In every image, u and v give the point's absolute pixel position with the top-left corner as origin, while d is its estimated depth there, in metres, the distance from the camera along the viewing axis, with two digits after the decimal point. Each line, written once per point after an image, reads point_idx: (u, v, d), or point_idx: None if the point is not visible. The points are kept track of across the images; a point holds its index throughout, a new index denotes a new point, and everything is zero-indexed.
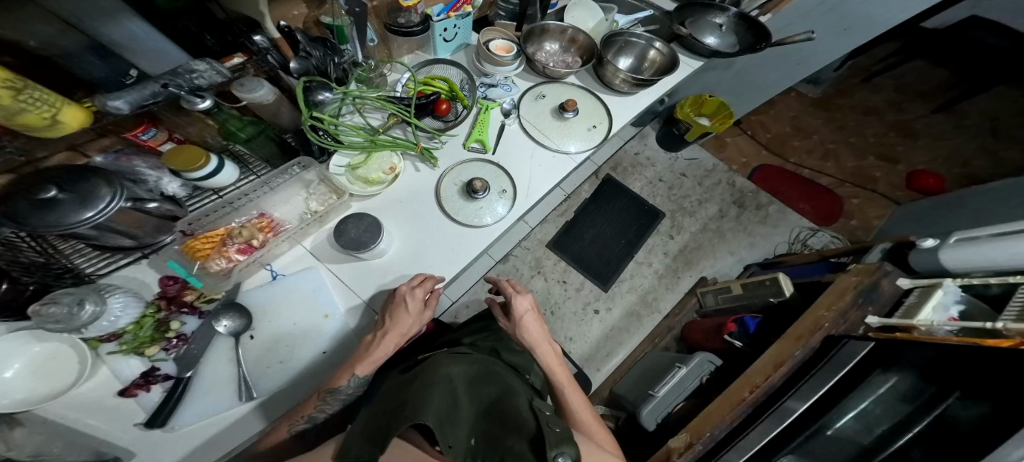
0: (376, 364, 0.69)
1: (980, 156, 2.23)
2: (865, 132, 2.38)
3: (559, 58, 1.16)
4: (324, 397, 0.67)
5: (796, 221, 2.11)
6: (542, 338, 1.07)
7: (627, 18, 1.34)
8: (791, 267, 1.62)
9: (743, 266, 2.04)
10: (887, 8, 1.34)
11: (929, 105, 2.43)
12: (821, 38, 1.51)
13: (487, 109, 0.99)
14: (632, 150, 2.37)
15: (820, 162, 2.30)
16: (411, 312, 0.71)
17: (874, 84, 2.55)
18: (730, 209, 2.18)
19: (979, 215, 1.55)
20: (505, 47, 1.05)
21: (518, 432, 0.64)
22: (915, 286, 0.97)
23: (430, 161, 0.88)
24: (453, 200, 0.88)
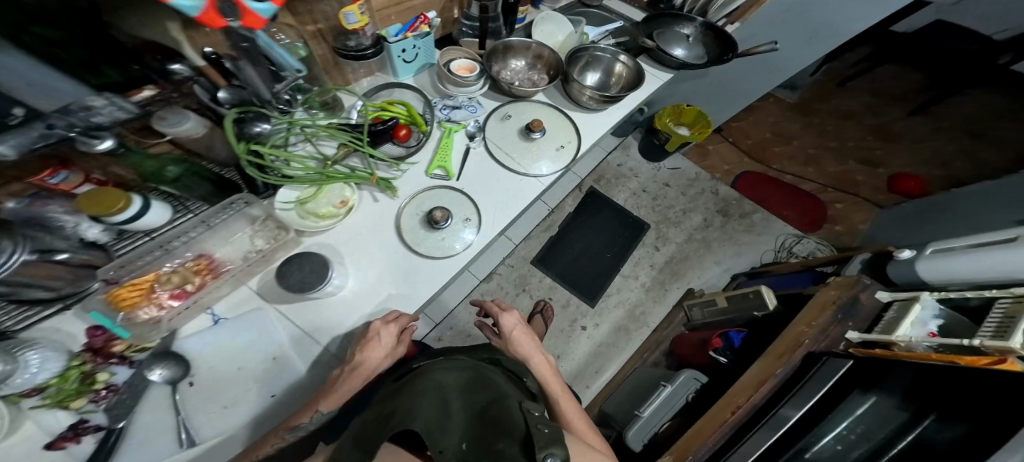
0: (344, 398, 0.66)
1: (959, 157, 2.24)
2: (844, 136, 2.39)
3: (527, 75, 1.13)
4: (283, 435, 0.62)
5: (780, 228, 2.10)
6: (533, 350, 1.04)
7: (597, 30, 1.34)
8: (776, 276, 1.60)
9: (730, 276, 2.01)
10: (849, 16, 1.32)
11: (905, 108, 2.46)
12: (786, 46, 1.50)
13: (450, 133, 0.95)
14: (615, 162, 2.35)
15: (802, 168, 2.31)
16: (383, 347, 0.68)
17: (851, 88, 2.57)
18: (715, 218, 2.16)
19: (960, 219, 1.55)
20: (466, 67, 1.02)
21: (508, 435, 0.54)
22: (895, 299, 0.96)
23: (389, 191, 0.84)
24: (415, 231, 0.84)
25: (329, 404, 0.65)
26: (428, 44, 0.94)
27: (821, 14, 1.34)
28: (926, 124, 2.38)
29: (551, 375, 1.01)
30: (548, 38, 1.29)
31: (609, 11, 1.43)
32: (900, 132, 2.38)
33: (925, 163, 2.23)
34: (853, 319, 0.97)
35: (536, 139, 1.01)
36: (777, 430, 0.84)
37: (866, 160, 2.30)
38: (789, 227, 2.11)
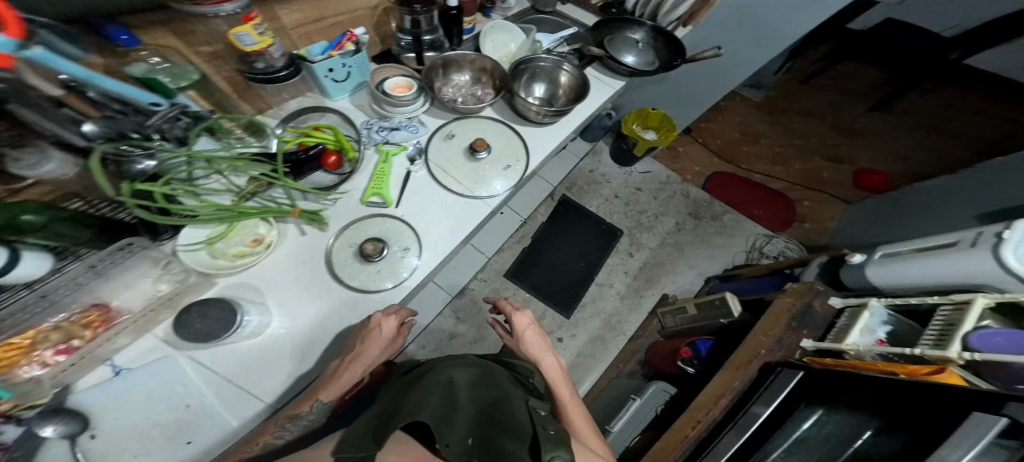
0: (342, 390, 0.66)
1: (919, 152, 2.36)
2: (808, 134, 2.48)
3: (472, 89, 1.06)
4: (284, 424, 0.63)
5: (751, 229, 2.11)
6: (548, 351, 0.99)
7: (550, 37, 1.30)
8: (745, 280, 1.60)
9: (704, 280, 2.00)
10: (792, 19, 1.33)
11: (866, 104, 2.58)
12: (735, 49, 1.51)
13: (387, 157, 0.89)
14: (586, 168, 2.33)
15: (770, 167, 2.36)
16: (382, 338, 0.69)
17: (812, 85, 2.68)
18: (687, 221, 2.15)
19: (919, 213, 1.62)
20: (403, 85, 0.94)
21: (512, 433, 0.51)
22: (847, 305, 0.97)
23: (319, 224, 0.80)
24: (347, 265, 0.79)
25: (330, 394, 0.66)
26: (361, 60, 0.90)
27: (770, 18, 1.35)
28: (883, 123, 2.49)
29: (558, 375, 0.95)
30: (502, 46, 1.23)
31: (564, 16, 1.38)
32: (862, 128, 2.48)
33: (889, 158, 2.34)
34: (808, 327, 0.99)
35: (483, 160, 0.96)
36: (746, 430, 0.81)
37: (832, 156, 2.40)
38: (759, 227, 2.12)
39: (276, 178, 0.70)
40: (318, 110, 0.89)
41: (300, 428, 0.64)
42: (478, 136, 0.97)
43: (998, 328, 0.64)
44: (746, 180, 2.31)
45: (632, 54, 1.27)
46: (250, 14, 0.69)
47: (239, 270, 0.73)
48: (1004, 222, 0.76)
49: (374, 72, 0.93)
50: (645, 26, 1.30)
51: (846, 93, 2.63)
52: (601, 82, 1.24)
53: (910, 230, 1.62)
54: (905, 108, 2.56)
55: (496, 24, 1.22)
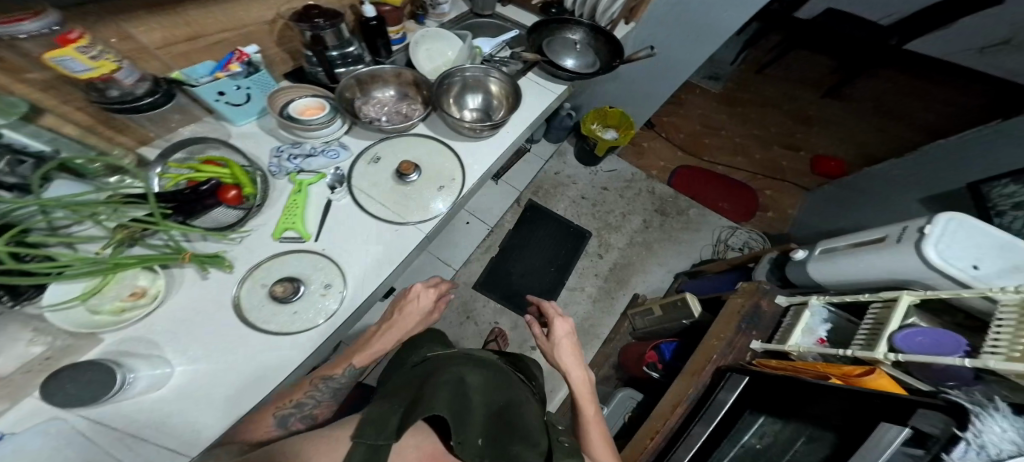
0: (372, 355, 0.82)
1: (868, 136, 2.59)
2: (766, 124, 2.59)
3: (395, 106, 0.99)
4: (316, 384, 0.76)
5: (716, 222, 2.12)
6: (576, 364, 1.08)
7: (490, 42, 1.23)
8: (710, 277, 1.61)
9: (674, 277, 1.98)
10: (723, 16, 1.34)
11: (815, 92, 2.78)
12: (672, 43, 1.51)
13: (302, 187, 0.84)
14: (552, 171, 2.25)
15: (731, 158, 2.41)
16: (419, 308, 0.89)
17: (765, 75, 2.80)
18: (654, 219, 2.13)
19: (873, 197, 1.73)
20: (313, 107, 0.88)
21: (524, 442, 0.65)
22: (790, 302, 1.02)
23: (222, 266, 0.75)
24: (258, 308, 0.75)
25: (362, 359, 0.82)
26: (259, 80, 0.88)
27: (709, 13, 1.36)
28: (827, 112, 2.69)
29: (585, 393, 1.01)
30: (438, 56, 1.15)
31: (504, 19, 1.33)
32: (817, 115, 2.68)
33: (843, 142, 2.55)
34: (758, 327, 1.02)
35: (411, 183, 0.91)
36: (712, 422, 0.88)
37: (788, 144, 2.52)
38: (724, 220, 2.14)
39: (155, 222, 0.64)
40: (202, 142, 0.80)
41: (330, 390, 0.76)
42: (407, 157, 0.92)
43: (919, 327, 0.69)
44: (710, 172, 2.33)
45: (572, 57, 1.24)
46: (67, 33, 0.58)
47: (141, 319, 0.69)
48: (925, 216, 0.81)
49: (279, 96, 0.87)
50: (582, 26, 1.28)
51: (798, 83, 2.81)
52: (541, 88, 1.20)
53: (872, 211, 1.68)
54: (850, 95, 2.80)
55: (428, 32, 1.13)
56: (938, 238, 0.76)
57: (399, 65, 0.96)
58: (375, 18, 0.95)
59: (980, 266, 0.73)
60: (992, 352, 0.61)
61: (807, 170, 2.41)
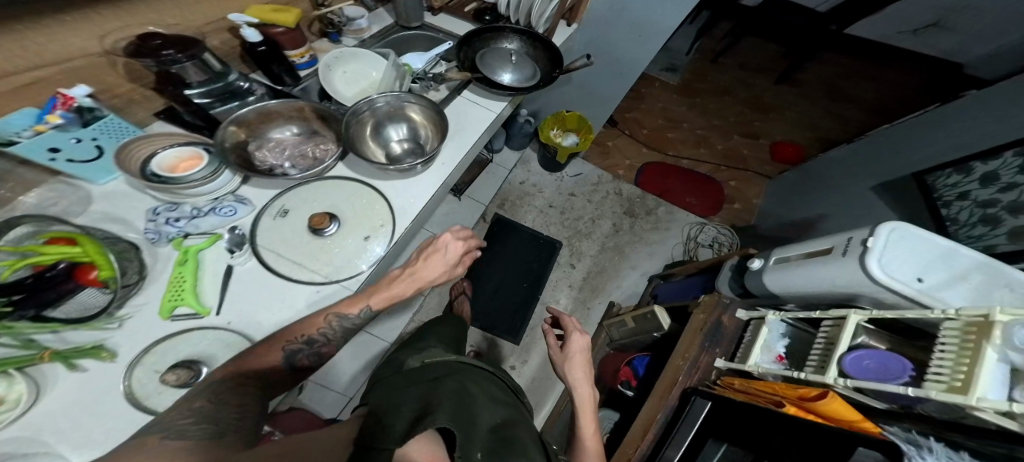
0: (390, 301, 0.76)
1: (823, 119, 2.64)
2: (727, 114, 2.58)
3: (301, 147, 0.85)
4: (331, 319, 0.70)
5: (685, 219, 2.10)
6: (584, 378, 1.08)
7: (422, 57, 1.11)
8: (681, 281, 1.62)
9: (648, 279, 1.93)
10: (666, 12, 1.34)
11: (769, 79, 2.80)
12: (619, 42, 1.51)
13: (190, 254, 0.73)
14: (517, 180, 2.07)
15: (695, 150, 2.39)
16: (442, 263, 0.83)
17: (720, 63, 2.81)
18: (623, 221, 2.06)
19: (845, 183, 1.74)
20: (189, 157, 0.75)
21: None
22: (751, 316, 1.09)
23: (99, 355, 0.63)
24: (153, 395, 0.61)
25: (379, 302, 0.75)
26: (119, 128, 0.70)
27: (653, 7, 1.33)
28: (781, 97, 2.72)
29: (588, 406, 1.01)
30: (359, 78, 1.03)
31: (435, 29, 1.23)
32: (772, 101, 2.69)
33: (799, 128, 2.57)
34: (719, 344, 1.11)
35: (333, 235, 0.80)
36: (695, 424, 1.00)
37: (749, 132, 2.52)
38: (692, 216, 2.12)
39: None
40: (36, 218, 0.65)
41: (343, 329, 0.71)
42: (324, 206, 0.82)
43: (867, 351, 0.77)
44: (676, 166, 2.30)
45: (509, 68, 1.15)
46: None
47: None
48: (868, 228, 0.83)
49: (140, 149, 0.73)
50: (517, 35, 1.21)
51: (753, 70, 2.82)
52: (478, 106, 1.09)
53: (841, 203, 1.73)
54: (803, 79, 2.86)
55: (348, 51, 1.01)
56: (881, 251, 0.79)
57: (298, 99, 0.84)
58: (263, 43, 0.88)
59: (924, 278, 0.76)
60: (935, 379, 0.66)
61: (768, 158, 2.43)
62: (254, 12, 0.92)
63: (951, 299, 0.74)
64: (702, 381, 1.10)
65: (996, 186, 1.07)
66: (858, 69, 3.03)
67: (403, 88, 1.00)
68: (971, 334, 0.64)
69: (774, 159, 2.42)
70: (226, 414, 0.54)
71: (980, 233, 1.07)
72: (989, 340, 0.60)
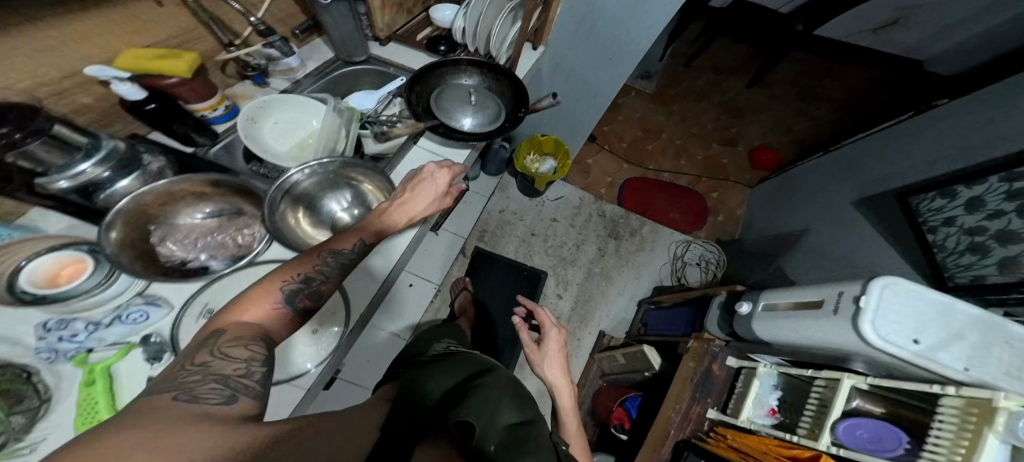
0: (383, 233, 0.69)
1: (799, 120, 2.64)
2: (704, 122, 2.54)
3: (225, 229, 0.69)
4: (324, 256, 0.62)
5: (669, 237, 2.04)
6: (561, 375, 1.05)
7: (371, 100, 1.01)
8: (669, 309, 1.58)
9: (637, 304, 1.85)
10: (636, 31, 1.23)
11: (743, 80, 2.78)
12: (590, 61, 1.41)
13: (96, 375, 0.52)
14: (495, 209, 1.94)
15: (675, 162, 2.34)
16: (428, 195, 0.75)
17: (694, 67, 2.78)
18: (608, 244, 1.97)
19: (824, 195, 1.74)
20: (71, 269, 0.56)
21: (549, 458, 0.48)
22: (741, 363, 1.04)
23: None
24: None
25: (373, 237, 0.68)
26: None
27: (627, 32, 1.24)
28: (755, 101, 2.70)
29: (570, 407, 1.00)
30: (293, 127, 0.83)
31: (386, 62, 1.09)
32: (746, 105, 2.66)
33: (776, 131, 2.55)
34: (710, 394, 1.05)
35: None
36: None
37: (726, 139, 2.49)
38: (677, 233, 2.07)
39: None
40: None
41: (340, 265, 0.63)
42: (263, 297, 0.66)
43: (858, 419, 0.74)
44: (657, 180, 2.23)
45: (467, 111, 1.00)
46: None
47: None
48: (860, 283, 0.78)
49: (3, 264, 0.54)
50: (475, 71, 1.07)
51: (726, 73, 2.80)
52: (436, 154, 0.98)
53: (823, 211, 1.69)
54: (776, 79, 2.86)
55: (273, 98, 0.81)
56: (875, 311, 0.73)
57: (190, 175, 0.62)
58: (153, 100, 0.66)
59: (920, 339, 0.70)
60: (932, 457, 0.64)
61: (747, 165, 2.40)
62: (123, 61, 0.65)
63: (950, 361, 0.68)
64: (695, 432, 1.05)
65: (982, 213, 1.04)
66: (826, 65, 3.01)
67: (347, 141, 0.86)
68: (973, 417, 0.60)
69: (752, 166, 2.39)
70: (230, 368, 0.44)
71: (969, 262, 1.03)
72: (989, 426, 0.57)
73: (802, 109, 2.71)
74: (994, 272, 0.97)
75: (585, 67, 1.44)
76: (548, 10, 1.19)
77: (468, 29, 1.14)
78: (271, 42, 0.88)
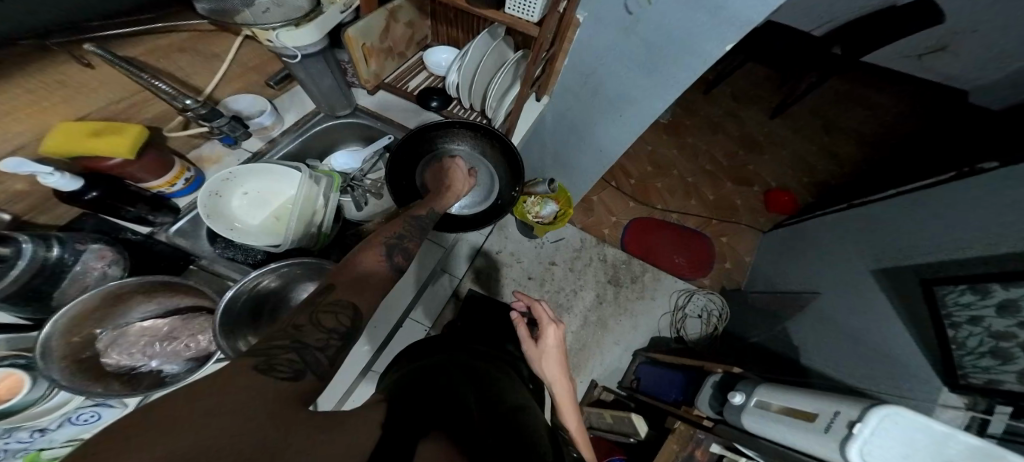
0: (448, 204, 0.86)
1: (822, 158, 2.52)
2: (718, 160, 2.45)
3: (178, 335, 0.59)
4: (407, 220, 0.76)
5: (671, 285, 1.98)
6: (559, 377, 1.01)
7: (357, 157, 0.96)
8: (662, 368, 1.59)
9: (631, 354, 1.81)
10: (642, 91, 1.11)
11: (765, 111, 2.68)
12: (592, 115, 1.28)
13: None
14: (492, 250, 1.92)
15: (684, 202, 2.28)
16: (462, 175, 0.93)
17: (712, 95, 2.70)
18: (607, 290, 1.93)
19: (836, 253, 1.64)
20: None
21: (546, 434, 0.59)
22: (725, 450, 1.00)
23: None
24: None
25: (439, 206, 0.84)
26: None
27: (631, 94, 1.14)
28: (775, 137, 2.59)
29: (566, 406, 1.00)
30: (266, 198, 0.79)
31: (374, 116, 0.98)
32: (764, 139, 2.57)
33: (793, 171, 2.45)
34: None
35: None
36: None
37: (741, 178, 2.40)
38: (680, 281, 2.01)
39: None
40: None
41: (419, 228, 0.77)
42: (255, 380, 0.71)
43: None
44: (663, 222, 2.17)
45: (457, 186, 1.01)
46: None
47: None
48: (856, 408, 0.72)
49: None
50: (466, 136, 1.00)
51: (745, 101, 2.71)
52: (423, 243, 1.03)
53: (835, 273, 1.60)
54: (802, 111, 2.73)
55: (243, 168, 0.75)
56: (864, 441, 0.67)
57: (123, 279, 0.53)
58: (92, 187, 0.62)
59: None
60: None
61: (762, 208, 2.31)
62: (52, 142, 0.59)
63: None
64: None
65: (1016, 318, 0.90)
66: (860, 89, 2.86)
67: (327, 213, 0.80)
68: None
69: (767, 210, 2.30)
70: (314, 338, 0.49)
71: (988, 367, 0.91)
72: None
73: (825, 146, 2.59)
74: (1012, 379, 0.86)
75: (589, 125, 1.34)
76: (553, 63, 1.09)
77: (465, 85, 1.02)
78: (220, 122, 0.76)
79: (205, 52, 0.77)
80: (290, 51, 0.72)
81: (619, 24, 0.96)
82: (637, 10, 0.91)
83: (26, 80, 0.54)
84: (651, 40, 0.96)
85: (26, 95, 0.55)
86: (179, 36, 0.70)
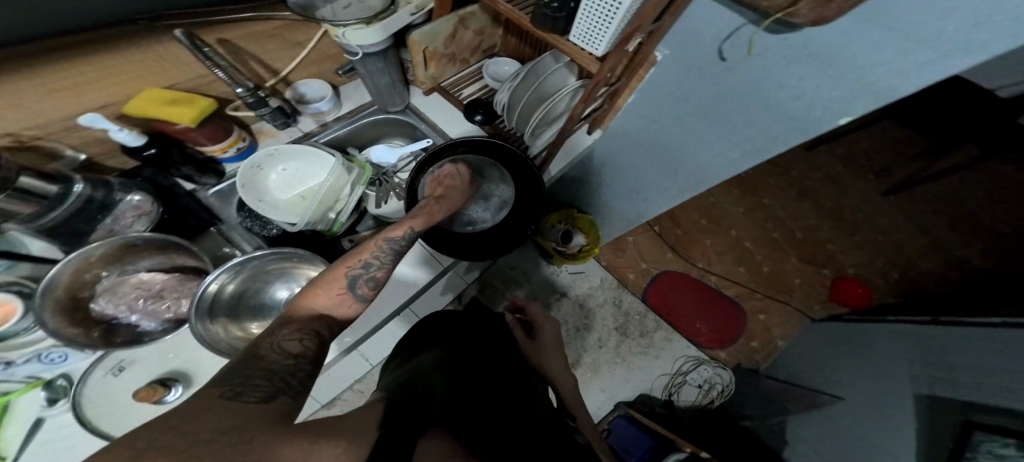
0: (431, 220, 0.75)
1: (936, 255, 2.02)
2: (792, 228, 2.13)
3: (166, 294, 0.64)
4: (381, 243, 0.67)
5: (682, 348, 1.83)
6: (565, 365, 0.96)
7: (394, 155, 0.94)
8: (639, 430, 1.57)
9: (613, 406, 1.73)
10: (718, 151, 0.78)
11: (881, 184, 2.24)
12: (642, 166, 0.98)
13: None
14: (506, 264, 1.89)
15: (730, 267, 2.01)
16: (457, 188, 0.81)
17: (819, 151, 2.35)
18: (610, 337, 1.85)
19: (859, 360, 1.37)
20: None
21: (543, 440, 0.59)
22: None
23: None
24: None
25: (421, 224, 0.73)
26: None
27: (705, 153, 0.81)
28: (878, 220, 2.14)
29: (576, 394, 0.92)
30: (300, 179, 0.80)
31: (420, 117, 0.96)
32: (861, 218, 2.15)
33: (882, 260, 2.03)
34: None
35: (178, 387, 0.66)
36: None
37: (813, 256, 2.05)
38: (692, 347, 1.84)
39: None
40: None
41: (393, 252, 0.68)
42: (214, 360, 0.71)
43: None
44: (699, 283, 1.98)
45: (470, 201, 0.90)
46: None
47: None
48: None
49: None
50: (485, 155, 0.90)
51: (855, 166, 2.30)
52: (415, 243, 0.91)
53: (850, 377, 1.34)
54: (928, 193, 2.22)
55: (290, 147, 0.77)
56: None
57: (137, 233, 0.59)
58: (153, 145, 0.66)
59: None
60: None
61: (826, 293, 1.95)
62: (137, 103, 0.63)
63: None
64: None
65: None
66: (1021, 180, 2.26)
67: (350, 203, 0.80)
68: None
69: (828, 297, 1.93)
70: (282, 361, 0.47)
71: None
72: None
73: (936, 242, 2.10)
74: None
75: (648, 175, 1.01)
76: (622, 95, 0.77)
77: (515, 103, 0.93)
78: (263, 111, 0.77)
79: (288, 40, 0.78)
80: (353, 48, 0.72)
81: (704, 73, 0.63)
82: (731, 58, 0.58)
83: (107, 48, 0.55)
84: (744, 95, 0.62)
85: (107, 60, 0.57)
86: (272, 24, 0.72)
